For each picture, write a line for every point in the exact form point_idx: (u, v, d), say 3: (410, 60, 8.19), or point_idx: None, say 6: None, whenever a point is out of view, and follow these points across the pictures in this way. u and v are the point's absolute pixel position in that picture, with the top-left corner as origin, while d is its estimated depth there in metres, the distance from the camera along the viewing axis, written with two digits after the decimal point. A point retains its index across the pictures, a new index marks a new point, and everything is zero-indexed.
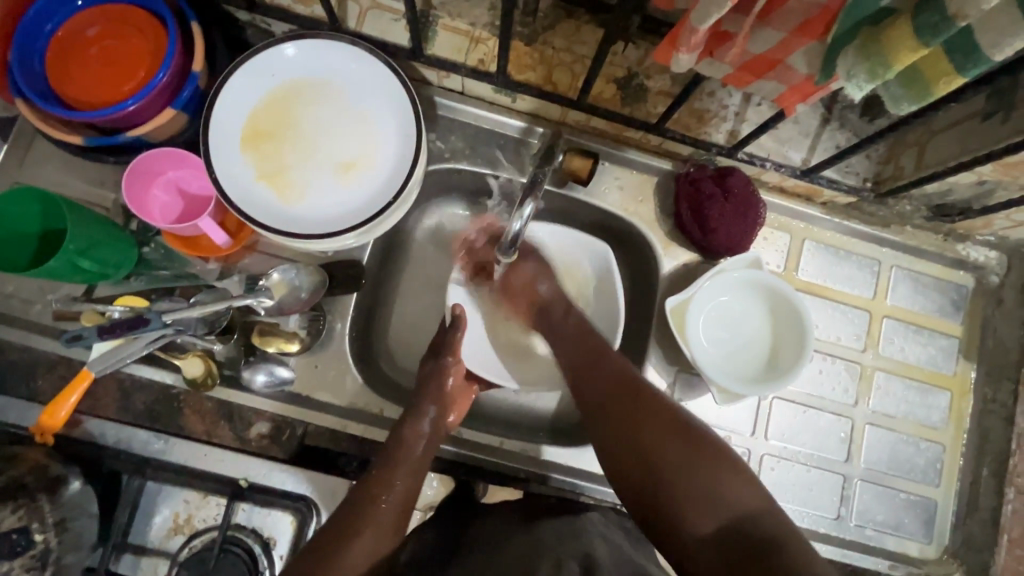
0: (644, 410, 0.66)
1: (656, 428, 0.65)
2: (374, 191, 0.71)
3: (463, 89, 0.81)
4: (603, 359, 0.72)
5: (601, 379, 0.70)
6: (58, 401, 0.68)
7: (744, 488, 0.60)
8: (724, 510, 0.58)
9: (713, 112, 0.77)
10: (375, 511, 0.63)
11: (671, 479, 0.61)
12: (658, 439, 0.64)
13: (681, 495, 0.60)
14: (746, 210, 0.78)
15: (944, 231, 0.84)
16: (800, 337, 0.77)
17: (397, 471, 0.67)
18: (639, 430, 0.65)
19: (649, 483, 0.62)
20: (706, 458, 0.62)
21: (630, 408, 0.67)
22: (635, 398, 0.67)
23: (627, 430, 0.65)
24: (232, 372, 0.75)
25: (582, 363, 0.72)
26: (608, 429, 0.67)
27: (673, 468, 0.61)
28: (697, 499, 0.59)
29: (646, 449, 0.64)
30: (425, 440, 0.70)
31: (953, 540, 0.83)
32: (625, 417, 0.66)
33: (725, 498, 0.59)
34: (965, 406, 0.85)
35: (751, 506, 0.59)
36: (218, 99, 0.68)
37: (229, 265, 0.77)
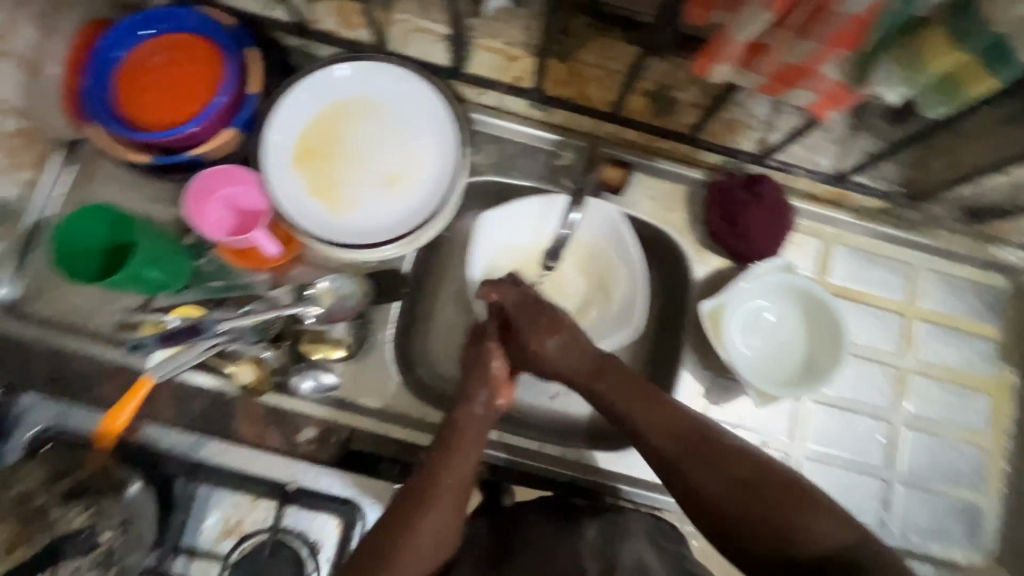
0: (710, 460, 0.65)
1: (725, 476, 0.64)
2: (417, 201, 0.74)
3: (499, 105, 0.85)
4: (656, 407, 0.69)
5: (663, 431, 0.67)
6: (121, 406, 0.72)
7: (830, 525, 0.61)
8: (811, 549, 0.60)
9: (742, 121, 0.79)
10: (435, 493, 0.64)
11: (750, 526, 0.62)
12: (728, 488, 0.64)
13: (765, 541, 0.61)
14: (778, 216, 0.80)
15: (976, 233, 0.85)
16: (835, 338, 0.78)
17: (453, 451, 0.67)
18: (706, 483, 0.64)
19: (727, 528, 0.64)
20: (783, 501, 0.62)
21: (692, 458, 0.66)
22: (698, 447, 0.66)
23: (696, 482, 0.65)
24: (282, 379, 0.77)
25: (640, 412, 0.69)
26: (678, 481, 0.66)
27: (752, 515, 0.62)
28: (781, 542, 0.61)
29: (730, 507, 0.63)
30: (479, 421, 0.69)
31: (1000, 547, 0.81)
32: (692, 470, 0.65)
33: (809, 540, 0.60)
34: (1005, 409, 0.84)
35: (842, 543, 0.60)
36: (270, 121, 0.73)
37: (278, 275, 0.80)
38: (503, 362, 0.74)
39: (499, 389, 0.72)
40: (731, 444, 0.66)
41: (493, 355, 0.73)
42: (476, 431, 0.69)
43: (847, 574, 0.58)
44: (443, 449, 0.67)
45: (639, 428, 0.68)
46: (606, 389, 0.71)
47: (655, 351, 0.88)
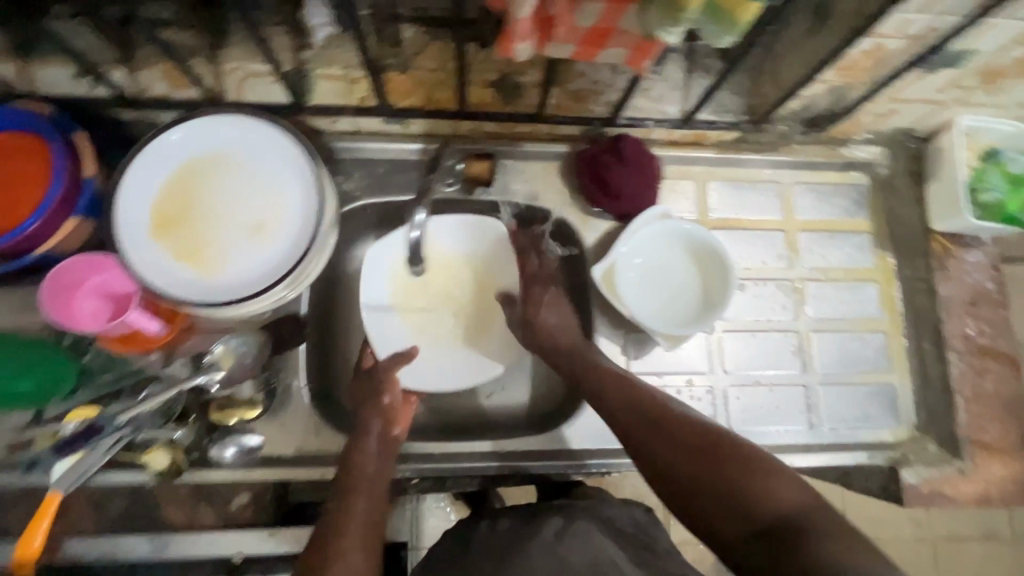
0: (666, 425, 0.62)
1: (678, 440, 0.60)
2: (290, 241, 0.74)
3: (356, 128, 0.85)
4: (614, 378, 0.70)
5: (622, 395, 0.67)
6: (31, 529, 0.64)
7: (788, 487, 0.54)
8: (768, 514, 0.52)
9: (587, 89, 0.82)
10: (342, 535, 0.59)
11: (707, 493, 0.56)
12: (683, 451, 0.59)
13: (719, 507, 0.55)
14: (645, 169, 0.84)
15: (825, 140, 0.91)
16: (722, 268, 0.83)
17: (354, 494, 0.65)
18: (664, 448, 0.61)
19: (685, 500, 0.58)
20: (737, 463, 0.56)
21: (646, 427, 0.63)
22: (654, 416, 0.64)
23: (652, 450, 0.61)
24: (200, 454, 0.75)
25: (602, 385, 0.70)
26: (635, 452, 0.64)
27: (702, 480, 0.57)
28: (735, 508, 0.54)
29: (679, 463, 0.59)
30: (374, 461, 0.69)
31: (918, 417, 0.87)
32: (648, 437, 0.62)
33: (767, 503, 0.53)
34: (893, 291, 0.91)
35: (799, 506, 0.52)
36: (118, 198, 0.70)
37: (172, 350, 0.78)
38: (395, 394, 0.76)
39: (394, 417, 0.74)
40: (689, 413, 0.63)
41: (387, 388, 0.76)
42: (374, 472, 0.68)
43: (798, 540, 0.50)
44: (343, 495, 0.65)
45: (602, 400, 0.68)
46: (576, 376, 0.73)
47: None
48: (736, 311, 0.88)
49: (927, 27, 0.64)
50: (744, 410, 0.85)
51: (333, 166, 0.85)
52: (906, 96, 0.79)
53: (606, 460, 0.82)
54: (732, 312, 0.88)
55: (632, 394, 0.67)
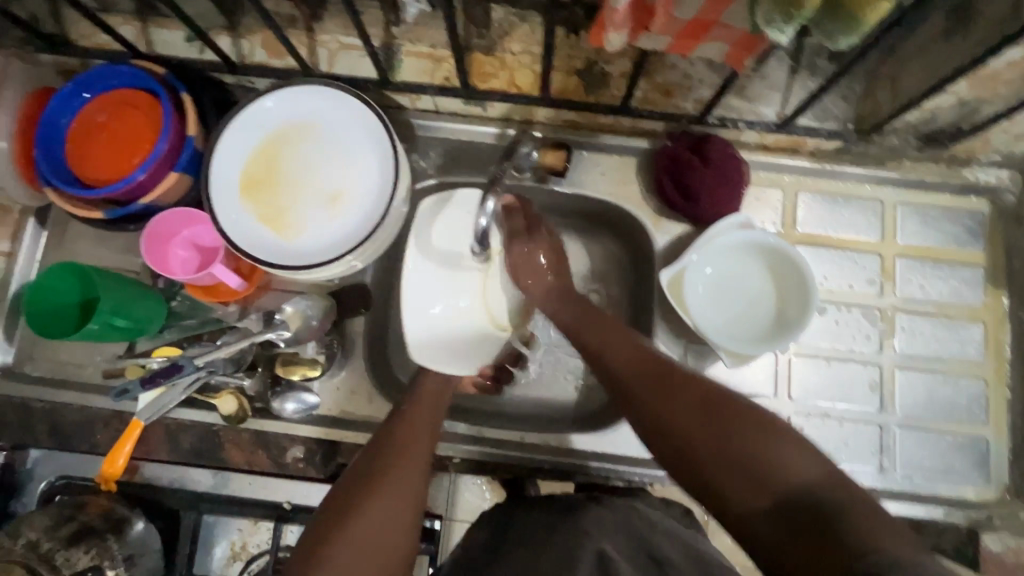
0: (672, 390, 0.62)
1: (683, 404, 0.60)
2: (364, 213, 0.76)
3: (436, 107, 0.85)
4: (624, 343, 0.69)
5: (632, 359, 0.67)
6: (115, 449, 0.73)
7: (803, 459, 0.53)
8: (782, 486, 0.52)
9: (677, 83, 0.78)
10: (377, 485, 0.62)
11: (716, 457, 0.56)
12: (693, 417, 0.59)
13: (727, 476, 0.55)
14: (729, 172, 0.79)
15: (944, 158, 0.81)
16: (804, 287, 0.77)
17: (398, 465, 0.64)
18: (669, 410, 0.61)
19: (692, 465, 0.58)
20: (744, 428, 0.57)
21: (655, 385, 0.63)
22: (660, 375, 0.64)
23: (659, 414, 0.61)
24: (263, 404, 0.80)
25: (609, 346, 0.69)
26: (640, 415, 0.63)
27: (707, 444, 0.57)
28: (743, 472, 0.54)
29: (688, 430, 0.59)
30: (426, 427, 0.69)
31: (1013, 479, 0.78)
32: (654, 402, 0.62)
33: (780, 476, 0.53)
34: (1001, 336, 0.81)
35: (816, 480, 0.52)
36: (214, 157, 0.75)
37: (247, 305, 0.83)
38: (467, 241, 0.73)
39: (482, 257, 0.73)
40: (698, 377, 0.63)
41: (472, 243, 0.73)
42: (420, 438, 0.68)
43: (814, 521, 0.49)
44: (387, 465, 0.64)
45: (604, 360, 0.69)
46: (580, 330, 0.73)
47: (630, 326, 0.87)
48: (811, 335, 0.82)
49: None
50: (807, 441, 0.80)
51: (410, 143, 0.87)
52: None
53: (647, 470, 0.81)
54: (808, 336, 0.82)
55: (641, 356, 0.67)
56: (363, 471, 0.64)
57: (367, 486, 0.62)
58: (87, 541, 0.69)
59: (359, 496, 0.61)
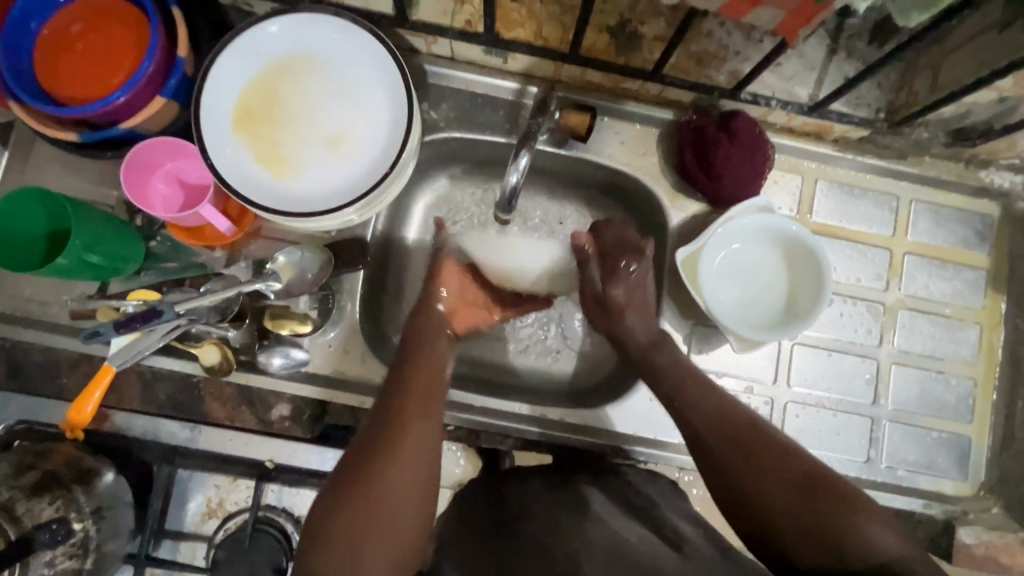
0: (756, 455, 0.59)
1: (769, 473, 0.57)
2: (369, 162, 0.70)
3: (453, 54, 0.79)
4: (709, 397, 0.65)
5: (710, 412, 0.64)
6: (85, 396, 0.68)
7: (885, 532, 0.51)
8: (863, 562, 0.50)
9: (712, 53, 0.73)
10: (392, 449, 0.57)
11: (797, 529, 0.54)
12: (778, 487, 0.56)
13: (803, 544, 0.53)
14: (754, 153, 0.76)
15: (964, 158, 0.80)
16: (818, 280, 0.75)
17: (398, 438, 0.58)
18: (754, 476, 0.58)
19: (770, 536, 0.56)
20: (832, 501, 0.54)
21: (736, 447, 0.60)
22: (741, 435, 0.61)
23: (743, 478, 0.58)
24: (249, 358, 0.75)
25: (686, 397, 0.66)
26: (713, 476, 0.60)
27: (794, 514, 0.54)
28: (826, 543, 0.52)
29: (772, 501, 0.56)
30: (429, 392, 0.63)
31: (988, 476, 0.80)
32: (740, 471, 0.58)
33: (861, 547, 0.51)
34: (995, 339, 0.82)
35: (894, 554, 0.50)
36: (206, 84, 0.68)
37: (235, 252, 0.77)
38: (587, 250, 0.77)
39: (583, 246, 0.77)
40: (782, 444, 0.60)
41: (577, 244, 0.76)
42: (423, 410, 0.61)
43: None
44: (393, 433, 0.58)
45: (690, 415, 0.65)
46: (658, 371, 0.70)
47: None
48: (817, 326, 0.82)
49: None
50: (801, 429, 0.80)
51: (422, 91, 0.81)
52: None
53: (645, 449, 0.80)
54: (813, 326, 0.81)
55: (718, 411, 0.63)
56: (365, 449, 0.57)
57: (375, 462, 0.56)
58: (51, 492, 0.64)
59: (362, 479, 0.55)
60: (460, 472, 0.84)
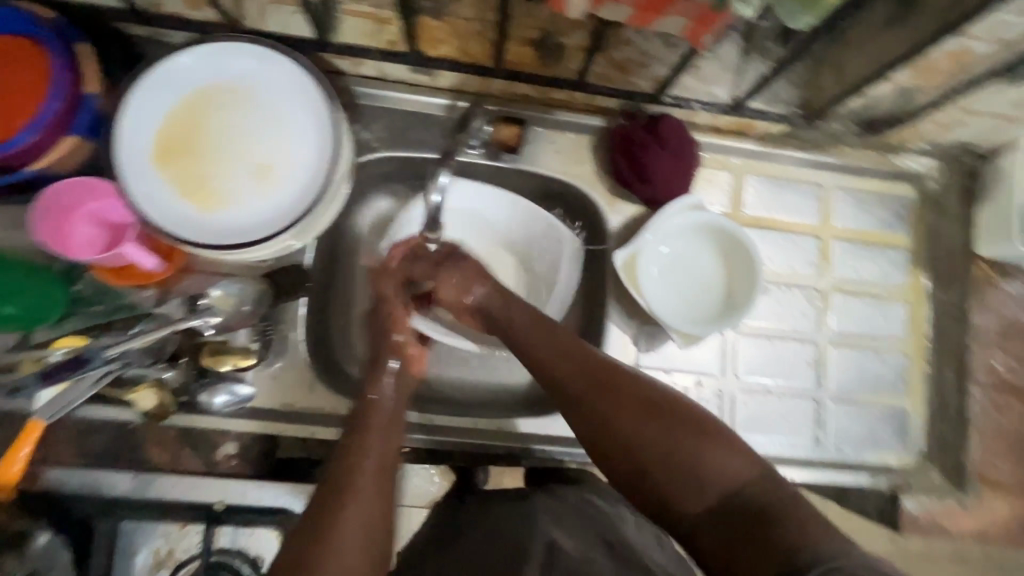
0: (613, 398, 0.59)
1: (630, 413, 0.58)
2: (298, 188, 0.69)
3: (381, 74, 0.79)
4: (567, 342, 0.64)
5: (567, 358, 0.62)
6: (9, 455, 0.63)
7: (734, 457, 0.55)
8: (718, 487, 0.54)
9: (634, 61, 0.75)
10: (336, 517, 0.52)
11: (660, 463, 0.56)
12: (639, 424, 0.57)
13: (665, 477, 0.55)
14: (682, 154, 0.78)
15: (878, 145, 0.85)
16: (750, 271, 0.78)
17: (349, 498, 0.53)
18: (615, 417, 0.58)
19: (639, 477, 0.57)
20: (690, 432, 0.56)
21: (598, 390, 0.59)
22: (603, 378, 0.60)
23: (606, 418, 0.58)
24: (188, 399, 0.72)
25: (537, 340, 0.65)
26: (576, 420, 0.61)
27: (655, 450, 0.56)
28: (687, 475, 0.55)
29: (636, 439, 0.57)
30: (383, 439, 0.59)
31: (928, 445, 0.84)
32: (611, 417, 0.58)
33: (715, 472, 0.54)
34: (922, 314, 0.86)
35: (746, 477, 0.54)
36: (120, 120, 0.65)
37: (167, 289, 0.74)
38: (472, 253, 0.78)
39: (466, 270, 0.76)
40: (641, 381, 0.60)
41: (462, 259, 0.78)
42: (378, 463, 0.57)
43: (756, 524, 0.51)
44: (338, 496, 0.53)
45: (547, 362, 0.63)
46: (511, 321, 0.67)
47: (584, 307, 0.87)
48: (757, 316, 0.85)
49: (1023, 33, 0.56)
50: (751, 417, 0.83)
51: (353, 112, 0.80)
52: (978, 109, 0.72)
53: None
54: (753, 316, 0.84)
55: (576, 355, 0.62)
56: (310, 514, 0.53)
57: (323, 518, 0.52)
58: None
59: (308, 550, 0.50)
60: (435, 490, 0.84)
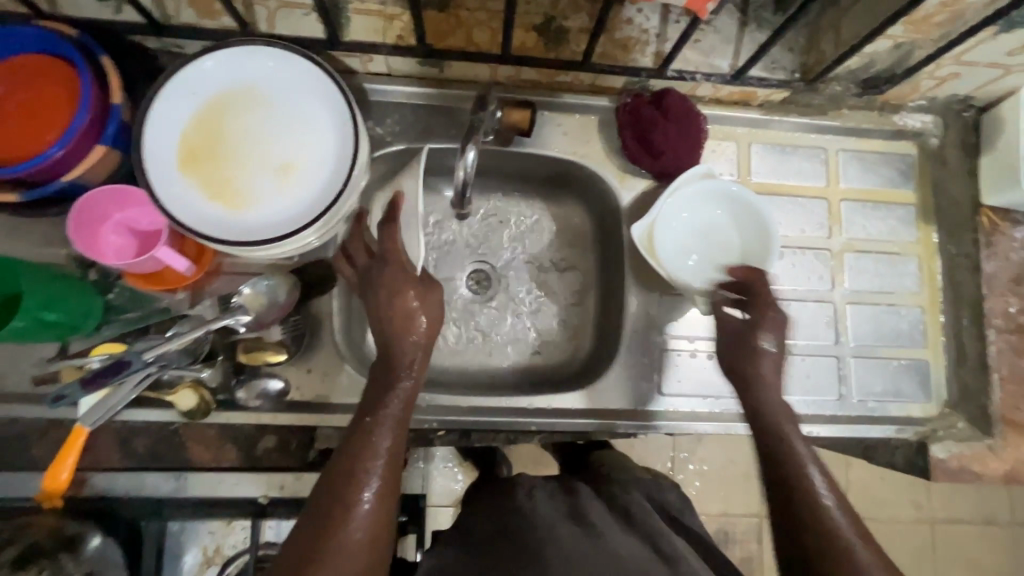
0: (852, 528, 0.59)
1: (863, 544, 0.58)
2: (320, 181, 0.71)
3: (390, 70, 0.82)
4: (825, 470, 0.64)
5: (824, 478, 0.63)
6: (57, 464, 0.64)
7: None
8: None
9: (635, 38, 0.78)
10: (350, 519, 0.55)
11: None
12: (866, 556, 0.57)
13: None
14: (689, 125, 0.80)
15: (877, 105, 0.87)
16: (767, 240, 0.80)
17: (358, 490, 0.56)
18: (847, 542, 0.58)
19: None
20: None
21: (845, 515, 0.60)
22: (851, 509, 0.61)
23: (834, 534, 0.59)
24: (227, 396, 0.74)
25: (805, 449, 0.65)
26: (796, 510, 0.62)
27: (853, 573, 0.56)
28: None
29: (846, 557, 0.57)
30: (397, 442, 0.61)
31: (950, 393, 0.85)
32: (837, 529, 0.59)
33: None
34: (934, 267, 0.88)
35: None
36: (145, 126, 0.68)
37: (198, 292, 0.76)
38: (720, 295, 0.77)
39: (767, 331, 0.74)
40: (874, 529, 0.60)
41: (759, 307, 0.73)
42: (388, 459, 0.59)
43: None
44: (348, 493, 0.56)
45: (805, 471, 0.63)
46: (774, 411, 0.68)
47: (604, 283, 0.90)
48: (773, 280, 0.86)
49: None
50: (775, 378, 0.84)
51: (365, 109, 0.83)
52: (972, 59, 0.74)
53: (634, 421, 0.82)
54: (769, 280, 0.86)
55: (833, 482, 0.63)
56: (318, 507, 0.56)
57: (332, 512, 0.55)
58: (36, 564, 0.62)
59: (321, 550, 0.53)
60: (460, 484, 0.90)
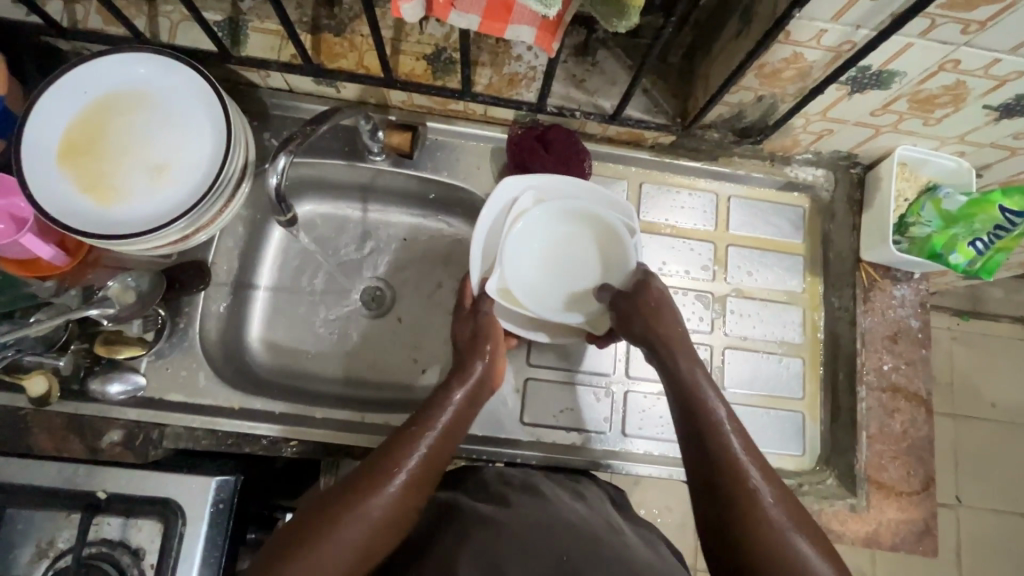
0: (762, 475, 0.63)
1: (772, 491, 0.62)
2: (193, 181, 0.73)
3: (291, 87, 0.85)
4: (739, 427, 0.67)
5: (735, 434, 0.65)
6: None
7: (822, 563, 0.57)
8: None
9: (522, 74, 0.81)
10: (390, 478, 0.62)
11: (764, 531, 0.59)
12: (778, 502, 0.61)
13: (754, 543, 0.58)
14: (568, 159, 0.83)
15: (766, 155, 0.89)
16: (614, 232, 0.81)
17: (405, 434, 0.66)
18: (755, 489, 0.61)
19: (721, 527, 0.61)
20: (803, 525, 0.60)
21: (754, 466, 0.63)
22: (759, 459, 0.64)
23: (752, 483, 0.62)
24: (79, 387, 0.77)
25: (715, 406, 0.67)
26: (709, 461, 0.64)
27: (756, 518, 0.59)
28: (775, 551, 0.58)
29: (749, 500, 0.60)
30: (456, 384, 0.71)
31: None
32: (743, 478, 0.62)
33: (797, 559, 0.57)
34: (816, 318, 0.88)
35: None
36: (30, 124, 0.71)
37: (69, 284, 0.78)
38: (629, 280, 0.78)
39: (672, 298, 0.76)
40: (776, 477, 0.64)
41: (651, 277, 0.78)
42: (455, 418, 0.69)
43: None
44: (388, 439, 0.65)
45: (721, 426, 0.65)
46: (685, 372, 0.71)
47: None
48: None
49: (843, 39, 0.61)
50: (643, 416, 0.84)
51: (264, 120, 0.87)
52: (839, 116, 0.76)
53: (485, 447, 0.81)
54: None
55: (741, 437, 0.66)
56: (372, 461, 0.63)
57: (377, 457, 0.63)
58: None
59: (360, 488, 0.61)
60: None
